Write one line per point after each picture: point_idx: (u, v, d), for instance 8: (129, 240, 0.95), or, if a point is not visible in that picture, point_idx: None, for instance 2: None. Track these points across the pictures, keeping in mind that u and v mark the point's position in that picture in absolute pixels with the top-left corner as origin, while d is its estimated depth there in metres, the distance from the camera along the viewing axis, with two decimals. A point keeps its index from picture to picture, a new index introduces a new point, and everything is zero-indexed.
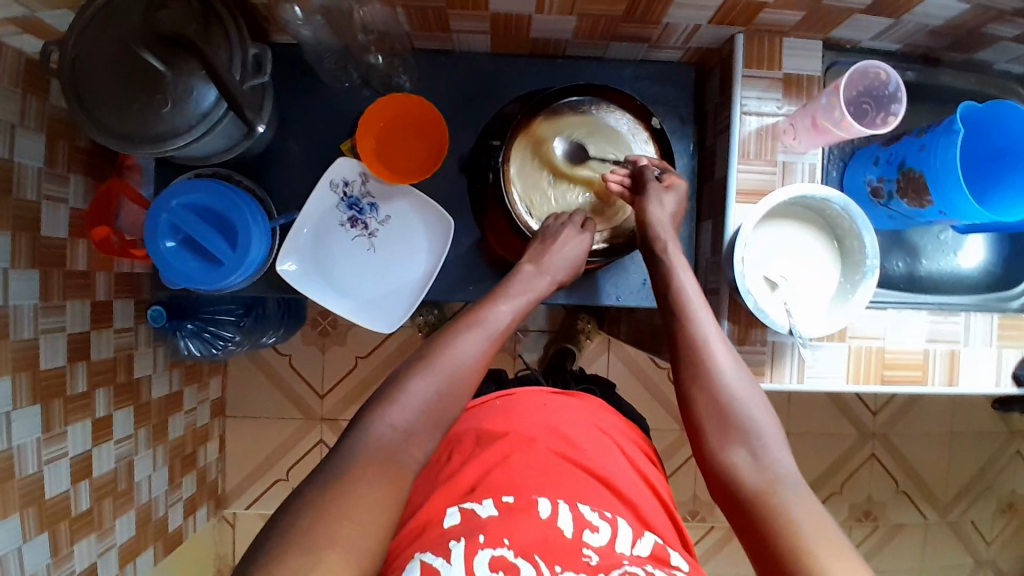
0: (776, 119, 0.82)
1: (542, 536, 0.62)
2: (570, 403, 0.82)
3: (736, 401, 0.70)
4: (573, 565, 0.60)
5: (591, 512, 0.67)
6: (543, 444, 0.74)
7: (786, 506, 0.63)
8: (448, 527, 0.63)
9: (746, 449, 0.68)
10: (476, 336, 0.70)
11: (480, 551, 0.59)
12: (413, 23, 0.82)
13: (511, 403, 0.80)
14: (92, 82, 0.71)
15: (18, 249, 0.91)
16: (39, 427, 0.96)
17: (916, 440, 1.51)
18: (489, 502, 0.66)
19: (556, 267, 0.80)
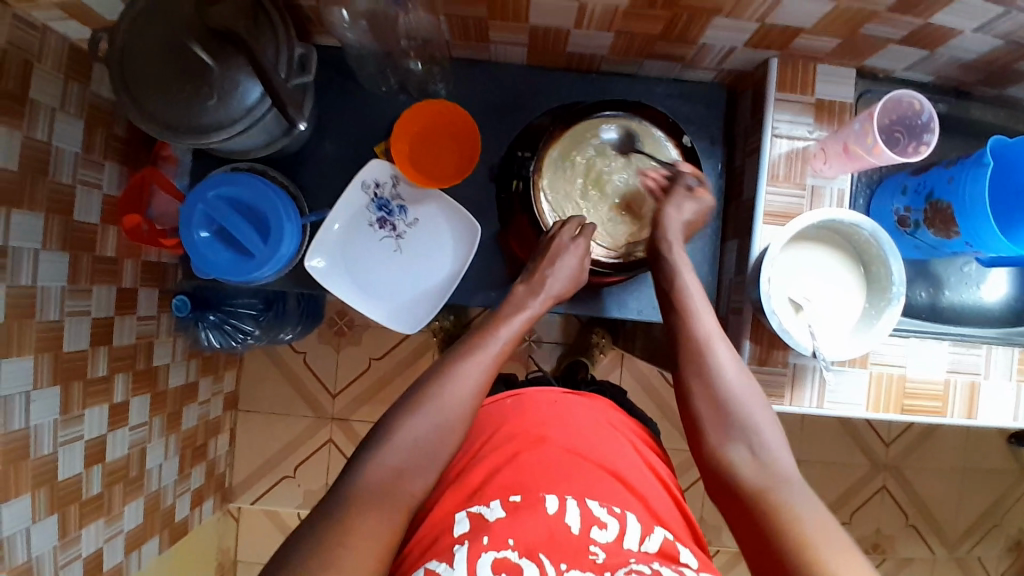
0: (807, 143, 0.83)
1: (548, 533, 0.64)
2: (580, 402, 0.81)
3: (737, 398, 0.71)
4: (578, 564, 0.63)
5: (599, 508, 0.67)
6: (553, 442, 0.73)
7: (785, 502, 0.63)
8: (457, 534, 0.64)
9: (745, 448, 0.68)
10: (478, 366, 0.71)
11: (484, 553, 0.61)
12: (452, 32, 0.83)
13: (522, 403, 0.79)
14: (139, 72, 0.73)
15: (51, 232, 0.93)
16: (56, 408, 0.97)
17: (928, 474, 1.50)
18: (497, 503, 0.66)
19: (556, 291, 0.81)
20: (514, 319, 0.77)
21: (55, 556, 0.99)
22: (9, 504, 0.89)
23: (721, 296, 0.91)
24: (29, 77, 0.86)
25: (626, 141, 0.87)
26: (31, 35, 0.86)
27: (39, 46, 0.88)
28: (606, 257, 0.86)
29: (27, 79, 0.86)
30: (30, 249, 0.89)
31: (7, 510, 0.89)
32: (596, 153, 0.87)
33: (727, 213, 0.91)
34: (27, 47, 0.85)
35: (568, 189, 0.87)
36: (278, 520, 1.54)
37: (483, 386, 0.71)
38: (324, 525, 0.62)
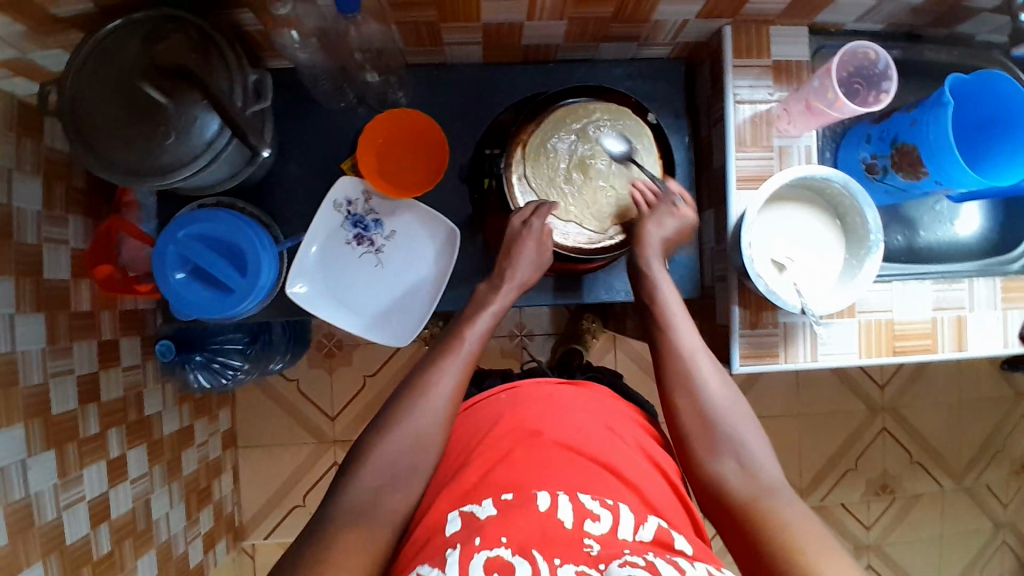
0: (769, 105, 0.84)
1: (541, 530, 0.61)
2: (573, 394, 0.82)
3: (724, 413, 0.72)
4: (573, 557, 0.59)
5: (591, 501, 0.66)
6: (548, 436, 0.73)
7: (770, 510, 0.64)
8: (450, 535, 0.62)
9: (733, 461, 0.69)
10: (449, 363, 0.74)
11: (476, 554, 0.58)
12: (406, 39, 0.83)
13: (515, 395, 0.80)
14: (94, 121, 0.71)
15: (23, 295, 0.90)
16: (54, 473, 0.94)
17: (926, 410, 1.53)
18: (489, 502, 0.65)
19: (525, 277, 0.81)
20: (480, 315, 0.79)
21: None
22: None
23: (705, 266, 0.92)
24: None
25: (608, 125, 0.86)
26: None
27: None
28: (593, 242, 0.86)
29: None
30: (3, 315, 0.87)
31: None
32: (579, 141, 0.85)
33: (701, 185, 0.92)
34: None
35: (546, 181, 0.85)
36: None
37: (457, 384, 0.73)
38: (346, 552, 0.61)
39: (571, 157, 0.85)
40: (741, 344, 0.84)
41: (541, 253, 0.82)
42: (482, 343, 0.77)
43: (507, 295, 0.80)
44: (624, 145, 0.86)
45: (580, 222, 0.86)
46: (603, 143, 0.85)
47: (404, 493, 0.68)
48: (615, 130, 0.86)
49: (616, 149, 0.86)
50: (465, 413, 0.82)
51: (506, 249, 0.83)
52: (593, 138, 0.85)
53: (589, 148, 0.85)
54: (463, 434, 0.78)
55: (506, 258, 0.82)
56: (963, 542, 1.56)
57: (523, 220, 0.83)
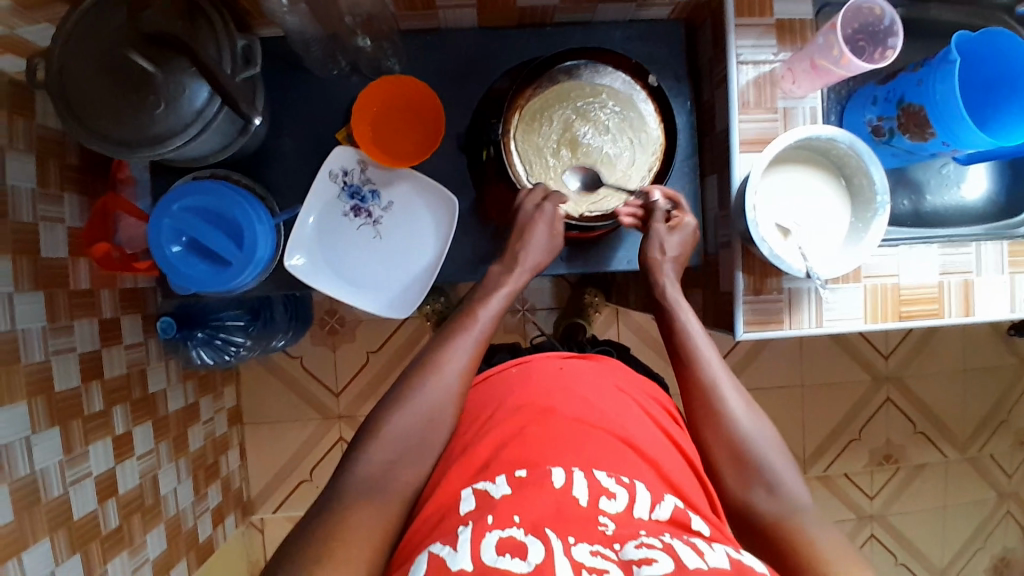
0: (773, 66, 0.82)
1: (555, 507, 0.61)
2: (584, 367, 0.82)
3: (754, 438, 0.72)
4: (588, 536, 0.58)
5: (607, 478, 0.65)
6: (560, 413, 0.73)
7: (804, 533, 0.65)
8: (463, 514, 0.62)
9: (766, 492, 0.69)
10: (461, 342, 0.73)
11: (488, 533, 0.57)
12: (397, 3, 0.81)
13: (526, 370, 0.80)
14: (80, 92, 0.70)
15: (21, 272, 0.90)
16: (59, 449, 0.96)
17: (930, 381, 1.52)
18: (502, 479, 0.65)
19: (536, 257, 0.79)
20: (493, 296, 0.77)
21: None
22: (29, 551, 0.89)
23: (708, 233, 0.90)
24: None
25: (607, 103, 0.84)
26: None
27: None
28: (581, 214, 0.83)
29: None
30: (3, 294, 0.87)
31: (28, 557, 0.88)
32: (573, 116, 0.83)
33: (703, 151, 0.90)
34: None
35: (538, 152, 0.83)
36: None
37: (468, 363, 0.73)
38: (347, 521, 0.62)
39: (564, 131, 0.83)
40: (745, 311, 0.82)
41: (552, 239, 0.80)
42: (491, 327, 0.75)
43: (519, 279, 0.78)
44: (620, 124, 0.84)
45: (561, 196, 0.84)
46: (599, 119, 0.83)
47: (404, 463, 0.68)
48: (613, 107, 0.84)
49: (612, 128, 0.84)
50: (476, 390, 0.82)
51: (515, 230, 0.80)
52: (588, 113, 0.83)
53: (584, 123, 0.83)
54: (473, 411, 0.78)
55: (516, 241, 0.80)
56: (967, 512, 1.56)
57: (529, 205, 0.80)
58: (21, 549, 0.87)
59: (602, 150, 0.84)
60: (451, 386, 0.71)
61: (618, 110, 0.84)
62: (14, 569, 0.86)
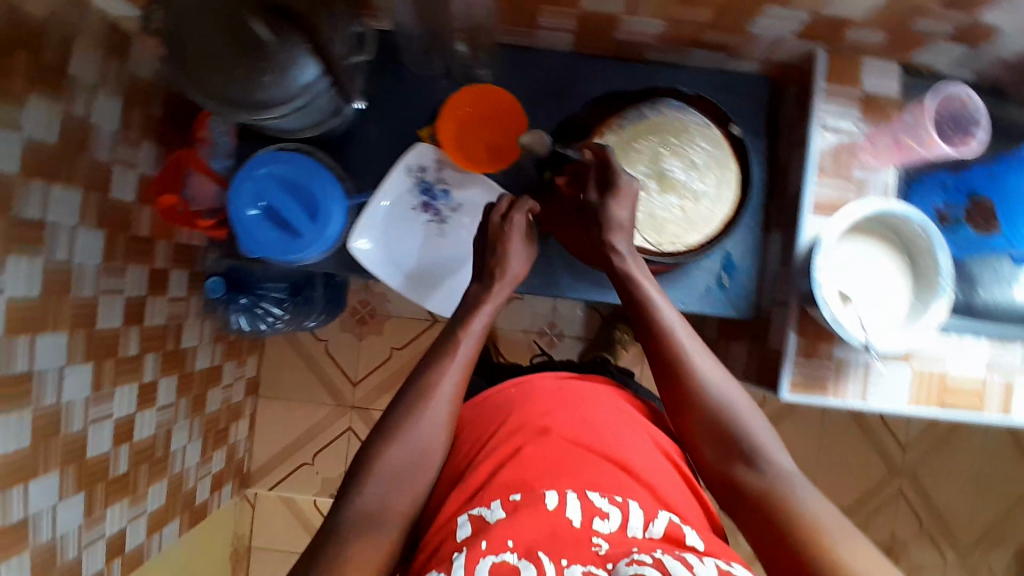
0: (853, 136, 0.84)
1: (549, 529, 0.62)
2: (584, 386, 0.84)
3: (734, 411, 0.71)
4: (581, 557, 0.60)
5: (600, 498, 0.66)
6: (556, 431, 0.75)
7: (790, 499, 0.65)
8: (460, 540, 0.63)
9: (746, 462, 0.69)
10: (449, 366, 0.75)
11: (482, 559, 0.59)
12: (502, 16, 0.84)
13: (525, 390, 0.82)
14: (194, 45, 0.72)
15: (87, 207, 0.94)
16: (88, 386, 0.97)
17: (942, 480, 1.50)
18: (497, 504, 0.65)
19: (515, 273, 0.82)
20: (477, 315, 0.79)
21: (81, 535, 0.98)
22: (37, 482, 0.89)
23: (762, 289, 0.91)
24: (69, 51, 0.88)
25: (698, 139, 0.84)
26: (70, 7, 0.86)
27: (80, 21, 0.89)
28: (659, 247, 0.84)
29: (66, 52, 0.87)
30: (67, 225, 0.90)
31: (35, 488, 0.88)
32: (663, 149, 0.83)
33: (769, 207, 0.91)
34: (67, 19, 0.86)
35: None
36: (295, 507, 1.54)
37: (456, 386, 0.75)
38: None
39: (653, 162, 0.83)
40: (792, 371, 0.83)
41: (527, 246, 0.84)
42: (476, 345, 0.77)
43: (502, 293, 0.81)
44: (710, 162, 0.84)
45: (643, 227, 0.84)
46: (689, 155, 0.83)
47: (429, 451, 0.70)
48: (704, 145, 0.84)
49: (701, 165, 0.84)
50: (478, 407, 0.83)
51: (492, 248, 0.83)
52: (678, 148, 0.83)
53: (673, 158, 0.83)
54: (478, 429, 0.79)
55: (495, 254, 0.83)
56: None
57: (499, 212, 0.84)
58: (30, 477, 0.87)
59: (688, 186, 0.84)
60: (447, 402, 0.73)
61: (709, 149, 0.84)
62: (20, 496, 0.86)
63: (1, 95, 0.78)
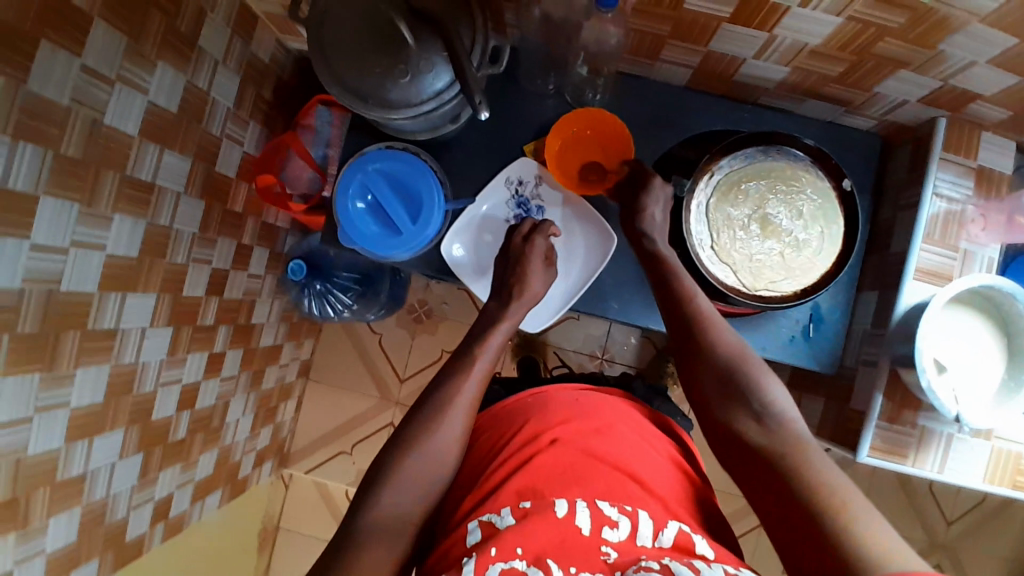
0: (964, 207, 0.83)
1: (560, 537, 0.64)
2: (600, 398, 0.84)
3: (744, 365, 0.71)
4: (588, 565, 0.62)
5: (610, 508, 0.68)
6: (567, 438, 0.76)
7: (799, 457, 0.63)
8: (471, 544, 0.65)
9: (754, 420, 0.67)
10: (464, 384, 0.74)
11: (491, 565, 0.60)
12: (628, 44, 0.85)
13: (543, 400, 0.84)
14: (338, 38, 0.75)
15: (194, 178, 0.97)
16: (164, 349, 1.00)
17: (983, 561, 1.45)
18: (508, 510, 0.67)
19: (535, 291, 0.83)
20: (496, 332, 0.80)
21: (133, 494, 1.00)
22: (101, 438, 0.90)
23: (849, 345, 0.90)
24: (202, 26, 0.90)
25: (803, 189, 0.84)
26: None
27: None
28: (750, 290, 0.83)
29: (200, 26, 0.90)
30: (173, 192, 0.93)
31: (99, 443, 0.90)
32: (767, 194, 0.84)
33: (866, 265, 0.90)
34: None
35: (724, 222, 0.84)
36: (327, 493, 1.55)
37: (474, 399, 0.75)
38: None
39: (754, 205, 0.84)
40: (873, 435, 0.82)
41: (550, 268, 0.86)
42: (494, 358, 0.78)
43: (523, 309, 0.82)
44: (814, 213, 0.84)
45: (737, 268, 0.84)
46: (792, 203, 0.84)
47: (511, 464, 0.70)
48: (809, 195, 0.84)
49: (804, 214, 0.84)
50: (497, 413, 0.85)
51: (514, 264, 0.85)
52: (783, 195, 0.84)
53: (777, 204, 0.84)
54: (492, 434, 0.81)
55: (520, 272, 0.85)
56: None
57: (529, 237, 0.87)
58: (96, 433, 0.89)
59: (789, 234, 0.84)
60: (463, 414, 0.73)
61: (814, 199, 0.84)
62: (85, 449, 0.88)
63: (136, 58, 0.80)
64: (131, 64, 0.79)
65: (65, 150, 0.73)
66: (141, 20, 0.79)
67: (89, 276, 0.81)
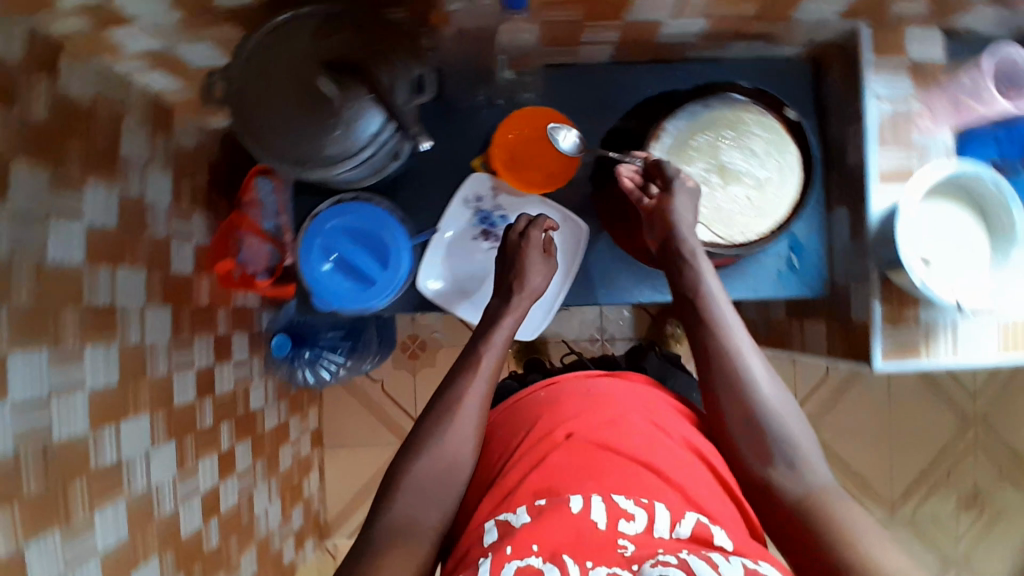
0: (908, 104, 0.84)
1: (574, 533, 0.64)
2: (613, 386, 0.85)
3: (773, 404, 0.73)
4: (606, 561, 0.61)
5: (626, 501, 0.67)
6: (581, 436, 0.77)
7: (827, 506, 0.66)
8: (487, 544, 0.66)
9: (786, 467, 0.70)
10: (472, 382, 0.77)
11: (507, 563, 0.60)
12: (545, 37, 0.83)
13: (555, 395, 0.85)
14: (260, 110, 0.74)
15: (153, 286, 0.94)
16: (173, 465, 0.96)
17: (1017, 424, 1.48)
18: (524, 509, 0.68)
19: (533, 288, 0.84)
20: (499, 328, 0.82)
21: None
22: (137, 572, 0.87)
23: (833, 264, 0.91)
24: (120, 134, 0.88)
25: (753, 127, 0.84)
26: (114, 90, 0.86)
27: (125, 103, 0.89)
28: (729, 239, 0.84)
29: (117, 136, 0.87)
30: (137, 308, 0.90)
31: None
32: (718, 143, 0.85)
33: (828, 184, 0.92)
34: (114, 103, 0.86)
35: (684, 181, 0.85)
36: None
37: (483, 400, 0.77)
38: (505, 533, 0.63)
39: (708, 158, 0.85)
40: (882, 341, 0.83)
41: (547, 262, 0.86)
42: (501, 356, 0.81)
43: (523, 306, 0.84)
44: (770, 147, 0.84)
45: (709, 222, 0.85)
46: (745, 144, 0.84)
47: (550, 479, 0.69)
48: (761, 132, 0.84)
49: (760, 151, 0.84)
50: (510, 411, 0.87)
51: (512, 261, 0.86)
52: (733, 139, 0.84)
53: (730, 150, 0.84)
54: (508, 433, 0.83)
55: (517, 270, 0.85)
56: None
57: (524, 232, 0.86)
58: (131, 568, 0.86)
59: (750, 174, 0.84)
60: (473, 417, 0.76)
61: (767, 134, 0.84)
62: None
63: (64, 186, 0.77)
64: (60, 193, 0.76)
65: (17, 301, 0.70)
66: (56, 146, 0.76)
67: (79, 416, 0.78)
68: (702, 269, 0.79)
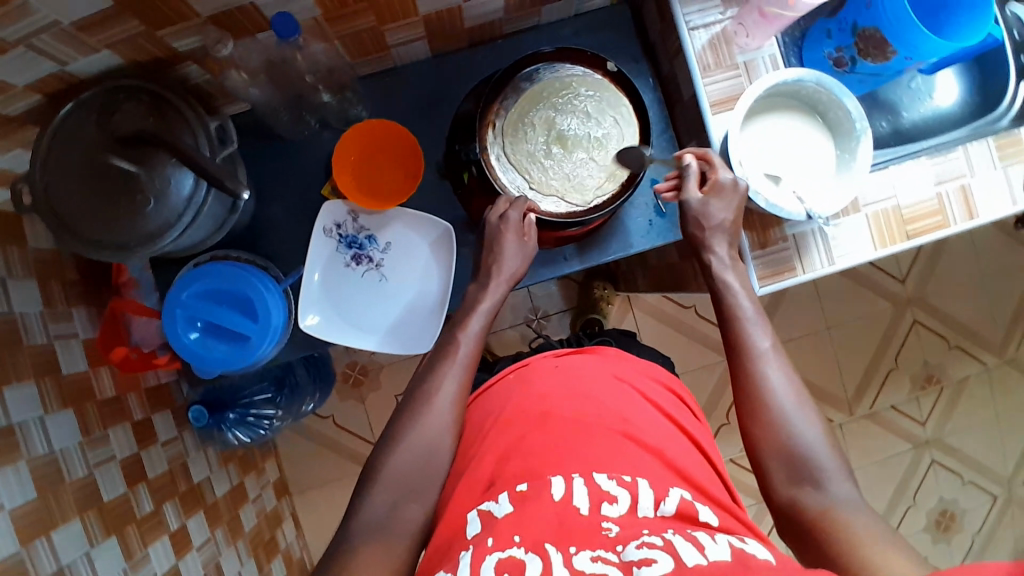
0: (723, 24, 0.83)
1: (558, 518, 0.61)
2: (584, 363, 0.83)
3: (796, 419, 0.69)
4: (591, 544, 0.58)
5: (608, 482, 0.65)
6: (558, 414, 0.74)
7: (849, 529, 0.62)
8: (469, 537, 0.63)
9: (813, 487, 0.66)
10: (448, 370, 0.78)
11: (489, 555, 0.58)
12: (351, 52, 0.82)
13: (525, 375, 0.82)
14: (68, 207, 0.70)
15: (47, 396, 0.87)
16: (121, 559, 0.90)
17: (950, 293, 1.50)
18: (505, 497, 0.65)
19: (511, 271, 0.82)
20: (473, 316, 0.81)
21: None
22: None
23: None
24: None
25: (579, 91, 0.83)
26: None
27: None
28: (584, 206, 0.83)
29: None
30: (34, 419, 0.84)
31: None
32: (551, 114, 0.83)
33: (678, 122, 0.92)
34: None
35: (527, 158, 0.83)
36: None
37: (455, 393, 0.77)
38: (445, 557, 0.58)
39: (545, 130, 0.83)
40: (755, 265, 0.84)
41: (523, 245, 0.82)
42: (474, 346, 0.80)
43: (496, 292, 0.82)
44: (599, 107, 0.83)
45: (563, 193, 0.84)
46: (576, 108, 0.83)
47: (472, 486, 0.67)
48: (586, 93, 0.83)
49: (592, 112, 0.83)
50: (479, 398, 0.83)
51: (490, 246, 0.83)
52: (563, 107, 0.83)
53: (563, 117, 0.83)
54: (477, 422, 0.80)
55: (490, 255, 0.83)
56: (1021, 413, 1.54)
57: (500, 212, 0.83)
58: None
59: (589, 136, 0.83)
60: (447, 409, 0.75)
61: (592, 94, 0.83)
62: None
63: None
64: None
65: None
66: None
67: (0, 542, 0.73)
68: (729, 284, 0.77)
